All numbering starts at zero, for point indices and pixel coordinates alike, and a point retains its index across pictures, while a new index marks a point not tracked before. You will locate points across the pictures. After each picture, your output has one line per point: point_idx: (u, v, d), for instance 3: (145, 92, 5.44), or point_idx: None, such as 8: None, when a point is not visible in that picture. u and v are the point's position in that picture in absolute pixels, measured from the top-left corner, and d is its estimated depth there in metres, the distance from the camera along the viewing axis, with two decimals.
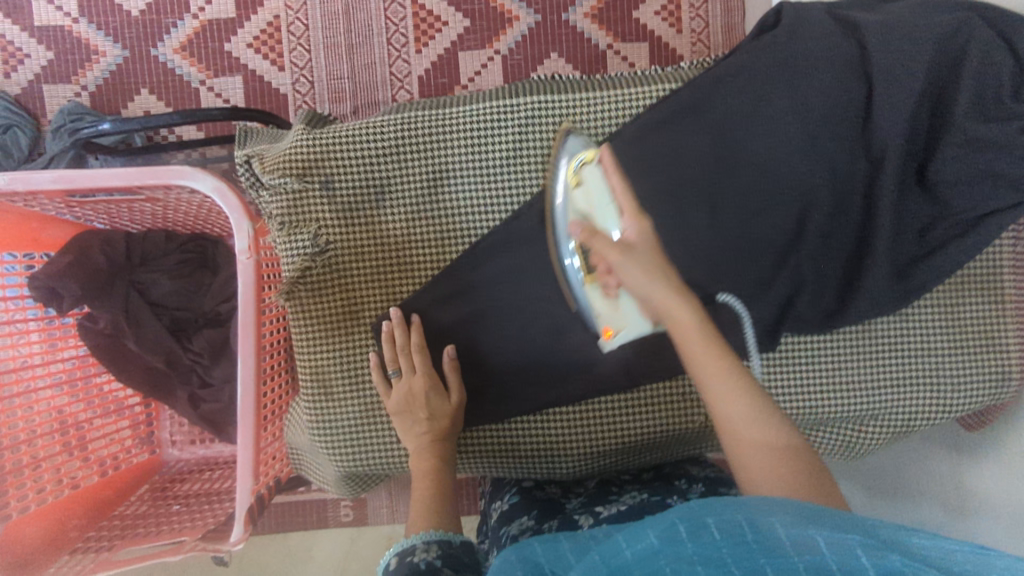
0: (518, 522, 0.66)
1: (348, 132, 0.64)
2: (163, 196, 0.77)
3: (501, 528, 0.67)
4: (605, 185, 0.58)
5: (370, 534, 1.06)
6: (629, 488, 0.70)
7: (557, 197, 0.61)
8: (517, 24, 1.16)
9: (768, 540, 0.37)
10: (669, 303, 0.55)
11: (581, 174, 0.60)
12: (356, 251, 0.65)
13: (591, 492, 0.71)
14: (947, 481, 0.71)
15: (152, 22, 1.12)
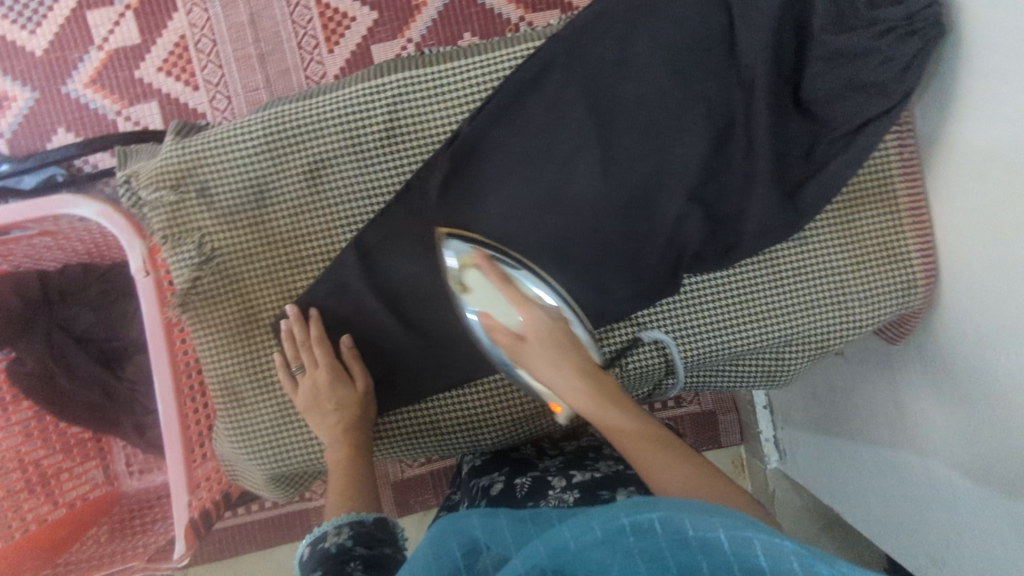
0: (490, 477, 0.69)
1: (218, 136, 0.64)
2: (54, 226, 0.75)
3: (473, 481, 0.70)
4: (491, 287, 0.63)
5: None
6: (606, 456, 0.70)
7: (457, 305, 0.64)
8: (426, 9, 1.14)
9: (711, 543, 0.38)
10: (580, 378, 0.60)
11: (466, 282, 0.63)
12: (244, 253, 0.65)
13: (566, 454, 0.71)
14: (893, 409, 0.73)
15: (58, 60, 1.10)
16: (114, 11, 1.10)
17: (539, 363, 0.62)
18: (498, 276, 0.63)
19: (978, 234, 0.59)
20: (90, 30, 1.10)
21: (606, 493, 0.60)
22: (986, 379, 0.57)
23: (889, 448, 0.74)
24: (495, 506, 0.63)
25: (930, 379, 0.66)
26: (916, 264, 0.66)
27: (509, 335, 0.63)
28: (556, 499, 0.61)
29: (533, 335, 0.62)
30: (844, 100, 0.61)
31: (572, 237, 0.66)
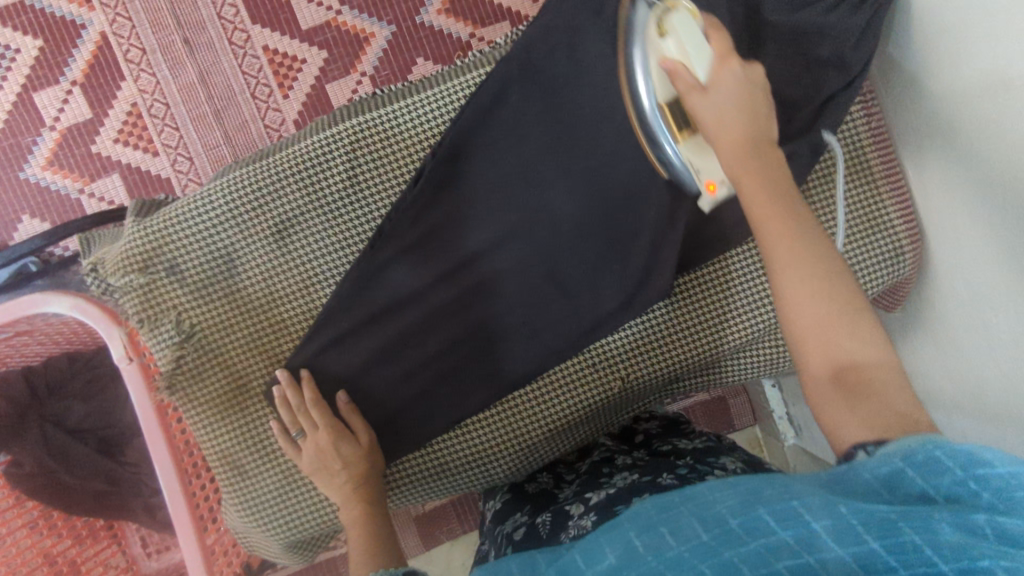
0: (512, 521, 0.66)
1: (180, 210, 0.63)
2: (31, 324, 0.74)
3: (496, 529, 0.67)
4: (695, 30, 0.50)
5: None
6: (620, 468, 0.67)
7: (638, 44, 0.52)
8: (374, 40, 1.13)
9: (727, 533, 0.39)
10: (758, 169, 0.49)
11: (668, 23, 0.50)
12: (225, 325, 0.63)
13: (581, 476, 0.69)
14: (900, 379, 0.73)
15: (12, 146, 1.08)
16: (61, 89, 1.08)
17: (722, 115, 0.49)
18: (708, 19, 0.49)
19: (950, 189, 0.59)
20: (39, 111, 1.08)
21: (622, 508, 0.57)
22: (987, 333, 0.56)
23: None
24: (520, 547, 0.60)
25: (937, 344, 0.65)
26: (899, 230, 0.66)
27: (693, 83, 0.49)
28: (576, 527, 0.58)
29: (727, 88, 0.49)
30: (803, 78, 0.61)
31: (555, 254, 0.65)
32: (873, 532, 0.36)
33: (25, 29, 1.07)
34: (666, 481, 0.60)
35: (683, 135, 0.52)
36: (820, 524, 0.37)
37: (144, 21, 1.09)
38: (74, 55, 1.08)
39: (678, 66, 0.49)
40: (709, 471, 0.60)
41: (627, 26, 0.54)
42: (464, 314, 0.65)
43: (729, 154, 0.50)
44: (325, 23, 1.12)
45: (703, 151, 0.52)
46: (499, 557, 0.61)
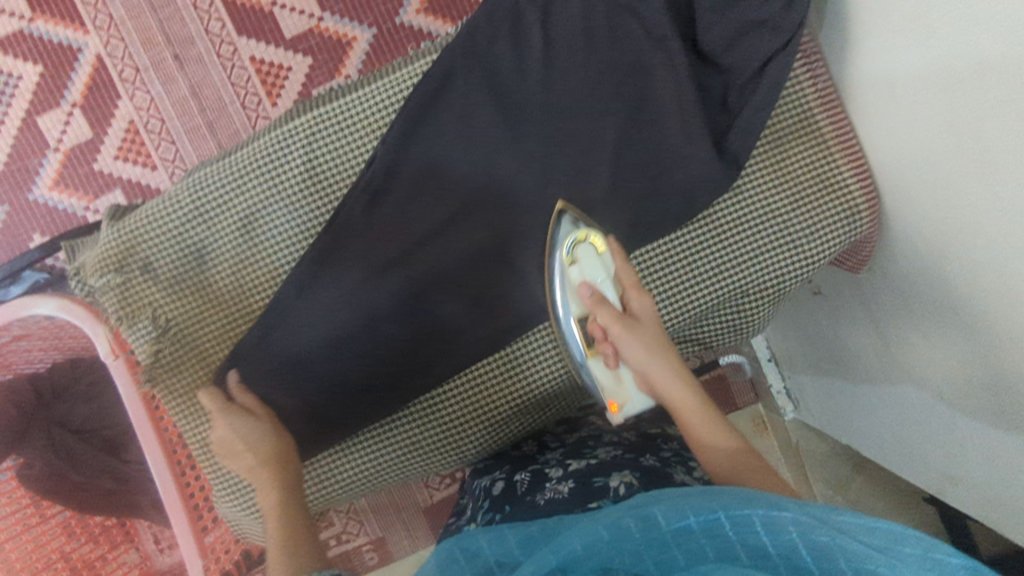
0: (490, 476, 0.69)
1: (151, 213, 0.66)
2: (27, 328, 0.78)
3: (475, 483, 0.70)
4: (602, 269, 0.64)
5: (401, 567, 1.16)
6: (604, 444, 0.69)
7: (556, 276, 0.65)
8: (357, 44, 1.17)
9: (711, 524, 0.41)
10: (675, 386, 0.60)
11: (577, 257, 0.64)
12: (198, 317, 0.66)
13: (566, 446, 0.70)
14: (876, 338, 0.73)
15: (19, 169, 1.13)
16: (62, 111, 1.13)
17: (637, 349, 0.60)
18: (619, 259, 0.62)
19: (925, 157, 0.57)
20: (43, 134, 1.13)
21: (600, 481, 0.59)
22: (965, 300, 0.56)
23: (880, 378, 0.74)
24: (496, 504, 0.62)
25: (914, 310, 0.64)
26: (853, 189, 0.67)
27: (613, 316, 0.61)
28: (552, 490, 0.60)
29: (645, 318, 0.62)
30: (743, 43, 0.63)
31: (515, 228, 0.66)
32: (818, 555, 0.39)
33: (24, 57, 1.12)
34: (648, 463, 0.63)
35: (592, 352, 0.65)
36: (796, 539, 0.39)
37: (136, 41, 1.13)
38: (72, 78, 1.13)
39: (597, 299, 0.62)
40: (686, 460, 0.66)
41: (549, 240, 0.65)
42: (430, 292, 0.67)
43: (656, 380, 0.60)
44: (308, 30, 1.16)
45: (611, 372, 0.65)
46: (476, 510, 0.64)
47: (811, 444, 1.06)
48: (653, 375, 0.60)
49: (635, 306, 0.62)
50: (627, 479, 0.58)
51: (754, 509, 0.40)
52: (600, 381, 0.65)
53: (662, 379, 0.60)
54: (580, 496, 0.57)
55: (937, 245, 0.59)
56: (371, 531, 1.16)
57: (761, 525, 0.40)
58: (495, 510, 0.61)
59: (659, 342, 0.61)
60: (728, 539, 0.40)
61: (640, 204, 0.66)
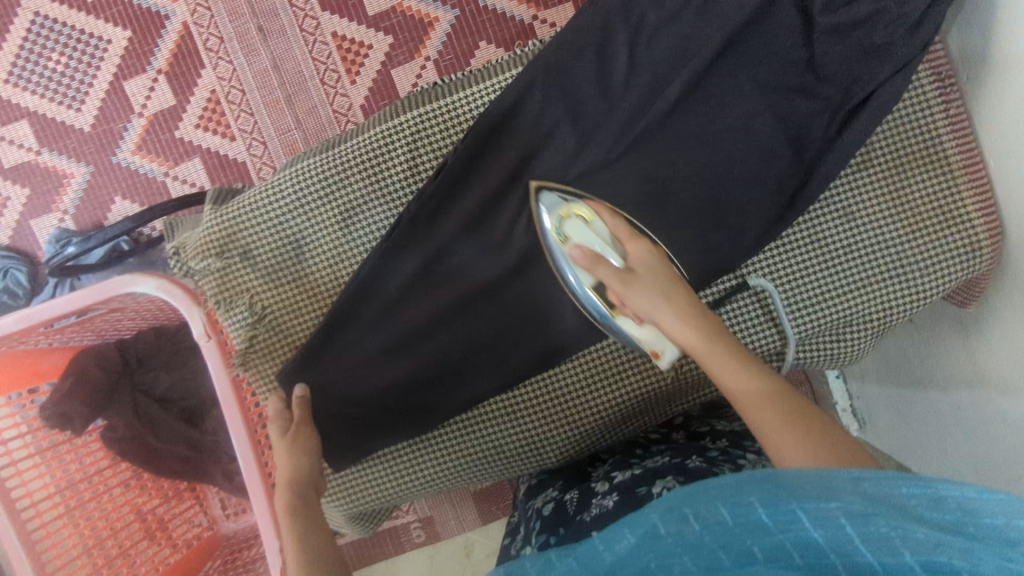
0: (543, 495, 0.72)
1: (251, 201, 0.67)
2: (121, 302, 0.80)
3: (529, 501, 0.73)
4: (590, 231, 0.62)
5: (447, 547, 1.18)
6: (653, 452, 0.71)
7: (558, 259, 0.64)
8: (438, 24, 1.15)
9: (754, 523, 0.40)
10: (682, 330, 0.59)
11: (566, 232, 0.62)
12: (292, 307, 0.67)
13: (615, 456, 0.73)
14: (968, 369, 0.69)
15: (105, 132, 1.16)
16: (148, 77, 1.15)
17: (643, 299, 0.60)
18: (601, 215, 0.62)
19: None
20: (129, 99, 1.15)
21: (643, 490, 0.62)
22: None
23: (962, 404, 0.71)
24: (550, 525, 0.65)
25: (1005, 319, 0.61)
26: (978, 225, 0.63)
27: (614, 275, 0.61)
28: (598, 506, 0.63)
29: (643, 263, 0.61)
30: (860, 64, 0.60)
31: None
32: (882, 549, 0.37)
33: (115, 21, 1.14)
34: (695, 464, 0.65)
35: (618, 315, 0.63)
36: (850, 528, 0.38)
37: (222, 12, 1.14)
38: (159, 44, 1.14)
39: (593, 262, 0.61)
40: (735, 459, 0.67)
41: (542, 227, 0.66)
42: (517, 295, 0.66)
43: (676, 327, 0.59)
44: (391, 8, 1.15)
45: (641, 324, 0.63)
46: (530, 533, 0.66)
47: None
48: (660, 319, 0.60)
49: (631, 255, 0.62)
50: (671, 485, 0.60)
51: (800, 504, 0.40)
52: (633, 336, 0.64)
53: (670, 323, 0.59)
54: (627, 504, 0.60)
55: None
56: (420, 510, 1.18)
57: (809, 520, 0.39)
58: (548, 532, 0.63)
59: (662, 288, 0.60)
60: (777, 541, 0.39)
61: (740, 222, 0.64)
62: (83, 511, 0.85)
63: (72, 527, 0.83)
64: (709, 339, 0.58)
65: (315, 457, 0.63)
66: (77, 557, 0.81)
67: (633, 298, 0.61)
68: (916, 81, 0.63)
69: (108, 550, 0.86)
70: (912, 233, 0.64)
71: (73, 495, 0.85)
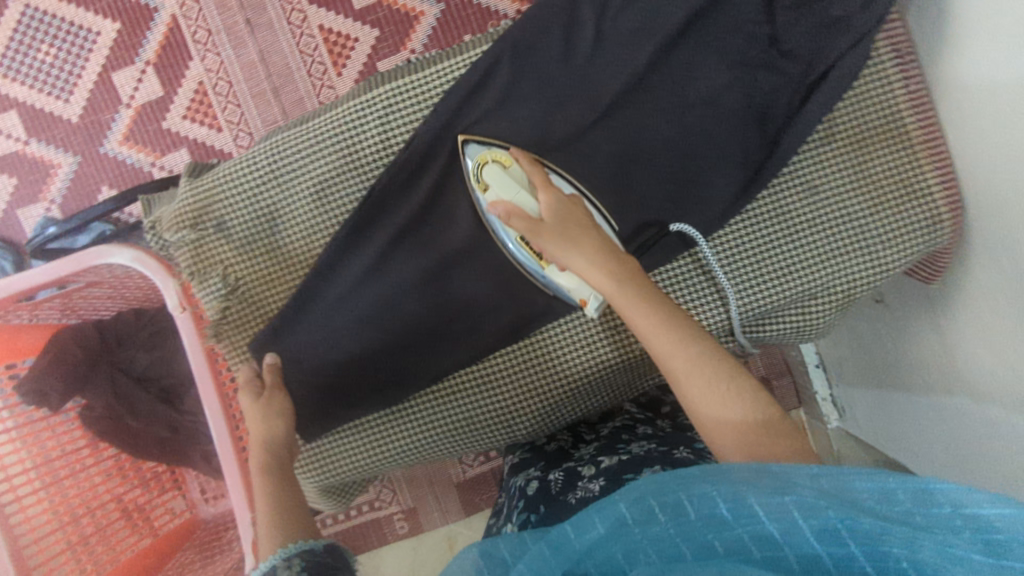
0: (526, 473, 0.72)
1: (225, 174, 0.68)
2: (99, 275, 0.81)
3: (512, 481, 0.74)
4: (508, 178, 0.61)
5: (430, 539, 1.18)
6: (637, 438, 0.72)
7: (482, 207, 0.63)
8: (424, 18, 1.17)
9: (712, 515, 0.41)
10: (600, 281, 0.58)
11: (484, 180, 0.62)
12: (266, 278, 0.68)
13: (600, 440, 0.74)
14: (941, 352, 0.71)
15: (93, 123, 1.17)
16: (136, 69, 1.16)
17: (560, 247, 0.59)
18: (518, 163, 0.62)
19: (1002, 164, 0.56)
20: (117, 90, 1.17)
21: (631, 475, 0.62)
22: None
23: (941, 394, 0.71)
24: (534, 502, 0.65)
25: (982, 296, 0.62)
26: (939, 199, 0.64)
27: (526, 222, 0.59)
28: (584, 489, 0.63)
29: (556, 213, 0.60)
30: (818, 41, 0.62)
31: None
32: (829, 539, 0.38)
33: (104, 13, 1.15)
34: (681, 455, 0.66)
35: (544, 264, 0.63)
36: (801, 523, 0.38)
37: (211, 5, 1.16)
38: (147, 36, 1.16)
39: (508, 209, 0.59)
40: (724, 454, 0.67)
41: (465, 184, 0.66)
42: (488, 269, 0.67)
43: (595, 276, 0.58)
44: (377, 2, 1.17)
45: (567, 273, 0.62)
46: (513, 510, 0.67)
47: (855, 456, 1.02)
48: (577, 267, 0.59)
49: (544, 203, 0.60)
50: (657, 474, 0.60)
51: (756, 495, 0.40)
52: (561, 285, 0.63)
53: (586, 271, 0.58)
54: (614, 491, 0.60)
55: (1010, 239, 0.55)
56: (404, 501, 1.18)
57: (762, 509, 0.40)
58: (530, 510, 0.64)
59: (578, 236, 0.59)
60: (735, 536, 0.40)
61: (705, 195, 0.65)
62: (59, 488, 0.85)
63: (48, 504, 0.82)
64: (625, 292, 0.57)
65: (289, 418, 0.63)
66: (52, 532, 0.81)
67: (549, 246, 0.59)
68: (876, 58, 0.65)
69: (83, 529, 0.85)
70: (875, 207, 0.66)
71: (50, 473, 0.85)
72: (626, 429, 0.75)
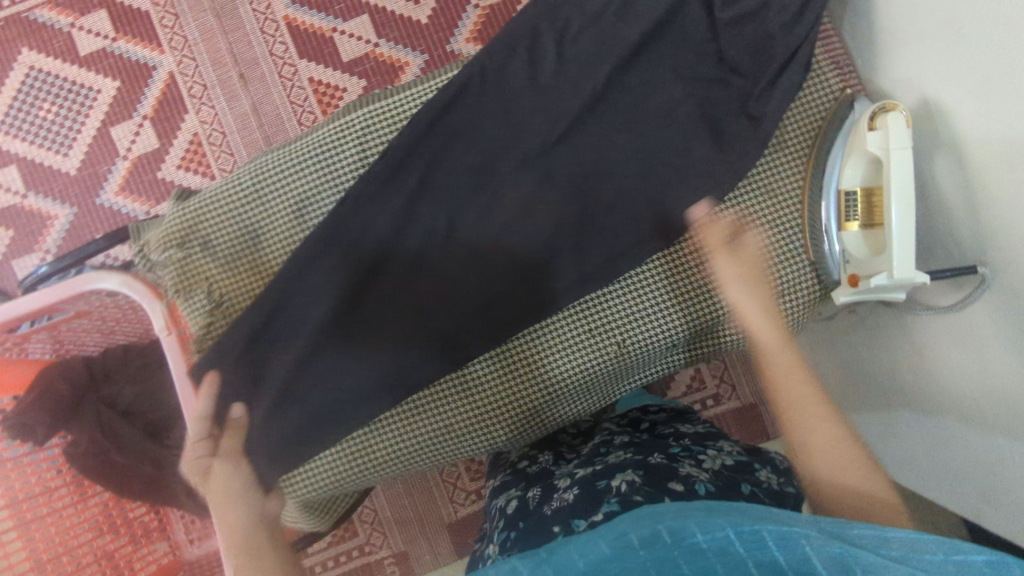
0: (508, 494, 0.72)
1: (212, 195, 0.71)
2: (88, 304, 0.84)
3: (494, 502, 0.75)
4: (904, 130, 0.59)
5: None
6: (617, 448, 0.72)
7: (858, 137, 0.64)
8: (409, 68, 1.23)
9: (722, 544, 0.39)
10: (764, 323, 0.66)
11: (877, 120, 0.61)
12: (251, 294, 0.71)
13: (582, 455, 0.74)
14: (913, 357, 0.74)
15: (90, 175, 1.21)
16: (133, 122, 1.22)
17: (744, 288, 0.67)
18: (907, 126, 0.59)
19: (959, 153, 0.60)
20: (114, 143, 1.21)
21: (604, 483, 0.62)
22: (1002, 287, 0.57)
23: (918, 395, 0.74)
24: (514, 519, 0.66)
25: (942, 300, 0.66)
26: None
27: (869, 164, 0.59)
28: (559, 499, 0.63)
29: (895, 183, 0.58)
30: (761, 56, 0.67)
31: (543, 225, 0.69)
32: (835, 564, 0.37)
33: (105, 72, 1.21)
34: (657, 460, 0.66)
35: (849, 223, 0.64)
36: (811, 553, 0.38)
37: (206, 61, 1.22)
38: (145, 92, 1.22)
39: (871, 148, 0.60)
40: (697, 454, 0.67)
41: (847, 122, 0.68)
42: (463, 280, 0.69)
43: (769, 328, 0.66)
44: (364, 54, 1.23)
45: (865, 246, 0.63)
46: (494, 530, 0.67)
47: None
48: (744, 312, 0.67)
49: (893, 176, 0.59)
50: (629, 478, 0.61)
51: (765, 522, 0.40)
52: (845, 253, 0.65)
53: (757, 315, 0.66)
54: (587, 498, 0.60)
55: (907, 220, 0.58)
56: (394, 544, 1.15)
57: (771, 540, 0.39)
58: (509, 528, 0.64)
59: (761, 285, 0.67)
60: (739, 557, 0.38)
61: (669, 202, 0.69)
62: (38, 526, 0.83)
63: (26, 544, 0.81)
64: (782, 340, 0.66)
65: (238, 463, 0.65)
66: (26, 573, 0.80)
67: (735, 290, 0.67)
68: (822, 70, 0.71)
69: (59, 567, 0.83)
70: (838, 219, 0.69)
71: (29, 510, 0.83)
72: (607, 438, 0.78)
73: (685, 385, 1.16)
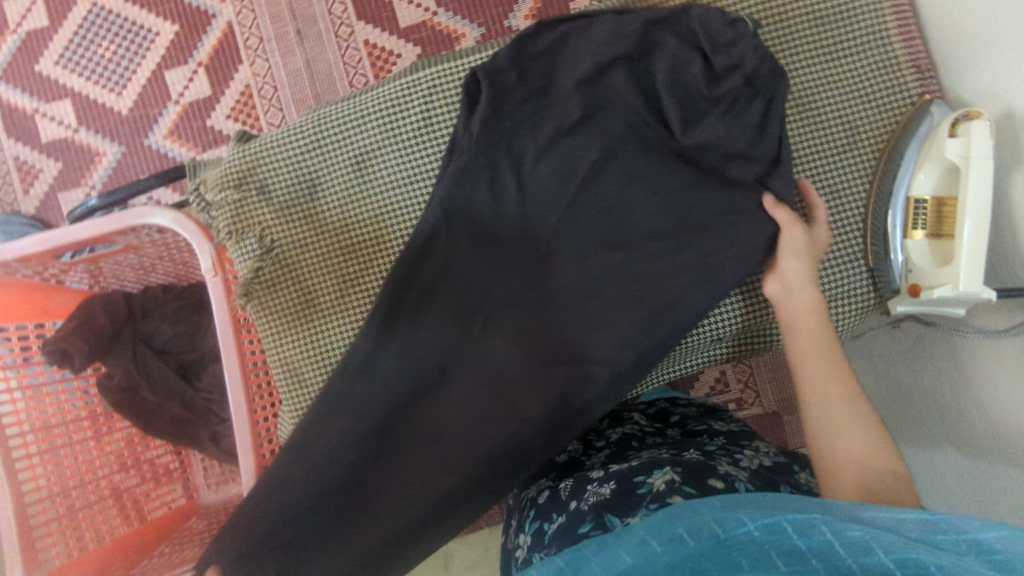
0: (538, 485, 0.72)
1: (274, 139, 0.72)
2: (136, 241, 0.84)
3: (523, 496, 0.73)
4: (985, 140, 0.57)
5: None
6: (649, 446, 0.71)
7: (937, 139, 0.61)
8: (465, 40, 1.22)
9: (742, 540, 0.40)
10: (804, 290, 0.63)
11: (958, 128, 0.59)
12: (301, 242, 0.71)
13: (612, 446, 0.73)
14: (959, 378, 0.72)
15: (141, 116, 1.22)
16: (188, 69, 1.22)
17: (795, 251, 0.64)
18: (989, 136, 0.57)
19: None
20: (167, 87, 1.22)
21: (640, 478, 0.61)
22: None
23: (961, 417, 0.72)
24: (544, 511, 0.65)
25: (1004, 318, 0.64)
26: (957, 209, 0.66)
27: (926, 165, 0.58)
28: (593, 494, 0.62)
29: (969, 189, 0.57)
30: None
31: (598, 207, 0.68)
32: (857, 550, 0.38)
33: (165, 16, 1.22)
34: (691, 456, 0.65)
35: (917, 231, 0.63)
36: (830, 537, 0.39)
37: (265, 15, 1.22)
38: (203, 40, 1.22)
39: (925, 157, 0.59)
40: (733, 453, 0.67)
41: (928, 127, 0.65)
42: (510, 254, 0.68)
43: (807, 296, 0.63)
44: (422, 22, 1.22)
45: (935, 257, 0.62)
46: (524, 522, 0.67)
47: None
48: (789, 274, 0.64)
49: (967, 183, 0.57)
50: (668, 477, 0.60)
51: (783, 515, 0.41)
52: (912, 261, 0.63)
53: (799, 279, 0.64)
54: (622, 494, 0.59)
55: (977, 220, 0.57)
56: None
57: (791, 529, 0.40)
58: (542, 520, 0.64)
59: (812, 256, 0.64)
60: (762, 550, 0.39)
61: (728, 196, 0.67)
62: (54, 456, 0.83)
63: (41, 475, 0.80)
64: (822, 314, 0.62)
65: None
66: (38, 502, 0.79)
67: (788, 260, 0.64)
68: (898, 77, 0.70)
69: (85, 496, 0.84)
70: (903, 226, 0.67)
71: (46, 440, 0.83)
72: (636, 429, 0.77)
73: (710, 386, 1.15)
